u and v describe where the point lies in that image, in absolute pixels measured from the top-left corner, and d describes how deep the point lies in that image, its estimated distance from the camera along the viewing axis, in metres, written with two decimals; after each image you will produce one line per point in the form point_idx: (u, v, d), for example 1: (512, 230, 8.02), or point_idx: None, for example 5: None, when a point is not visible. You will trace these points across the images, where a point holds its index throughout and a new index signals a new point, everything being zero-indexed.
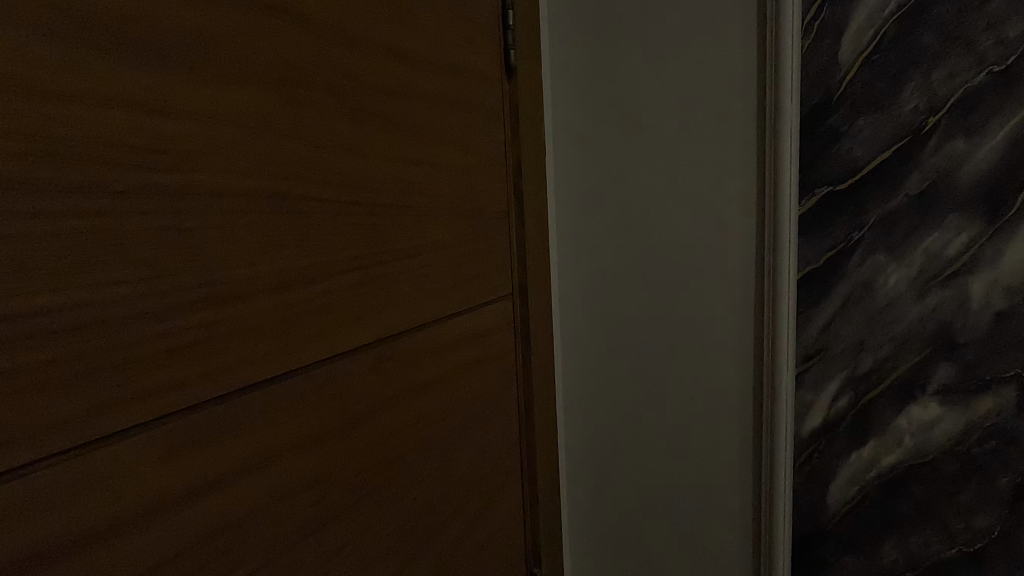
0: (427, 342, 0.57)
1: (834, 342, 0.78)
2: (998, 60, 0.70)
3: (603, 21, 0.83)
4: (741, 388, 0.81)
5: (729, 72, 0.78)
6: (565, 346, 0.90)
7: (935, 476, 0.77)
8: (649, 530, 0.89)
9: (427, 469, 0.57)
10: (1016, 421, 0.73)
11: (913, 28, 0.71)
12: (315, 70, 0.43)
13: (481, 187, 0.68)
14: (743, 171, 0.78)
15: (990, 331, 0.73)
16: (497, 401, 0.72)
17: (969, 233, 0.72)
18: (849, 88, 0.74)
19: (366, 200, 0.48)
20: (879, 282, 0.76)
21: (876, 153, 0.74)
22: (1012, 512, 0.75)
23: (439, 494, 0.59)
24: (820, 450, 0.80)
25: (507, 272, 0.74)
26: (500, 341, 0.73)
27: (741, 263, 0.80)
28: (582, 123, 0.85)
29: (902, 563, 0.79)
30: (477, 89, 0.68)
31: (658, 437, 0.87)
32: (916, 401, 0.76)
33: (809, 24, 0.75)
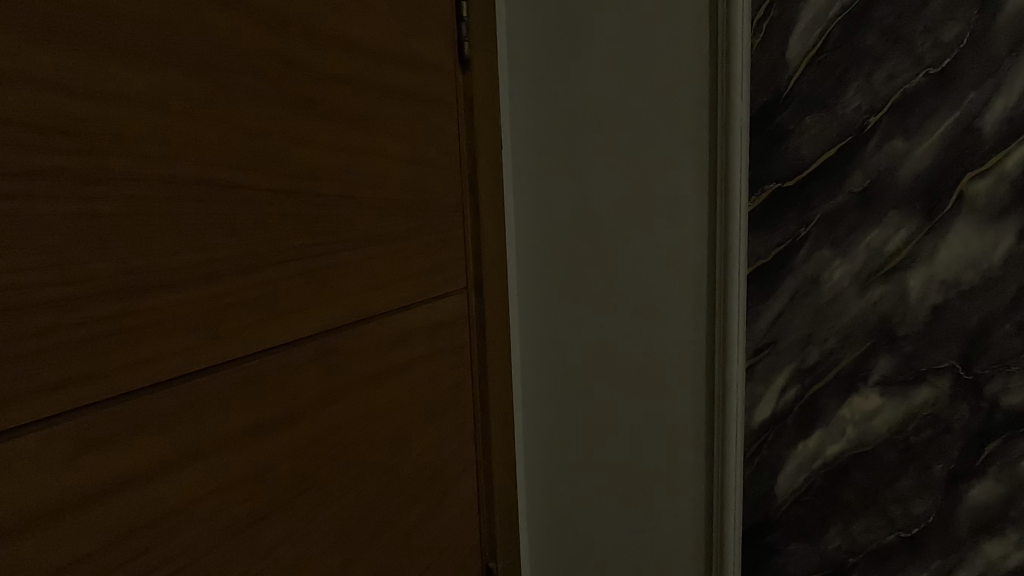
0: (373, 336, 0.57)
1: (782, 335, 0.80)
2: (935, 62, 0.71)
3: (560, 15, 0.83)
4: (694, 381, 0.83)
5: (683, 70, 0.79)
6: (525, 340, 0.91)
7: (876, 465, 0.79)
8: (604, 521, 0.90)
9: (371, 464, 0.56)
10: (951, 411, 0.76)
11: (856, 29, 0.73)
12: (250, 56, 0.42)
13: (434, 179, 0.68)
14: (696, 168, 0.79)
15: (927, 324, 0.75)
16: (450, 396, 0.72)
17: (907, 229, 0.75)
18: (796, 87, 0.76)
19: (307, 189, 0.47)
20: (825, 277, 0.78)
21: (821, 150, 0.76)
22: (947, 498, 0.77)
23: (385, 490, 0.59)
24: (769, 441, 0.82)
25: (461, 266, 0.74)
26: (454, 335, 0.73)
27: (694, 258, 0.81)
28: (539, 117, 0.85)
29: (845, 549, 0.81)
30: (430, 81, 0.67)
31: (614, 430, 0.88)
32: (858, 392, 0.79)
33: (759, 22, 0.76)
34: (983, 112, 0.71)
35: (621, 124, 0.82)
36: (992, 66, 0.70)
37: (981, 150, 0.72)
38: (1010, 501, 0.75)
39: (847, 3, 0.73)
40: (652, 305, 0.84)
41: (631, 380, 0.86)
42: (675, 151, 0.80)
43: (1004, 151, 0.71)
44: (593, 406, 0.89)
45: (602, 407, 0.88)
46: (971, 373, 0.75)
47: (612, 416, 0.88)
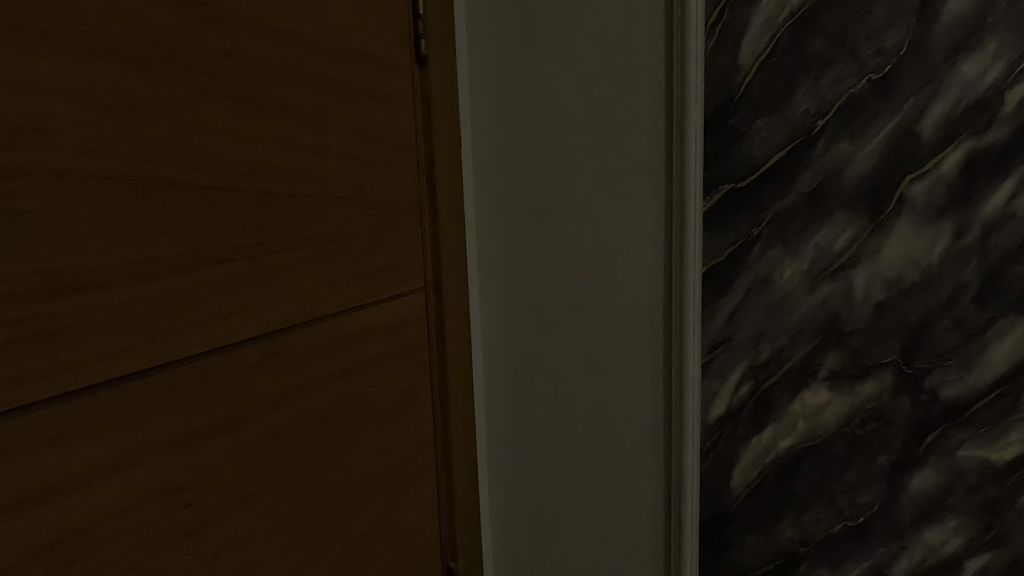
0: (325, 336, 0.56)
1: (736, 332, 0.82)
2: (877, 68, 0.74)
3: (518, 15, 0.83)
4: (652, 378, 0.84)
5: (639, 72, 0.80)
6: (486, 340, 0.91)
7: (825, 457, 0.82)
8: (565, 518, 0.91)
9: (324, 465, 0.56)
10: (894, 404, 0.78)
11: (804, 35, 0.75)
12: (189, 50, 0.41)
13: (389, 178, 0.67)
14: (653, 169, 0.81)
15: (872, 320, 0.78)
16: (407, 396, 0.71)
17: (853, 229, 0.77)
18: (748, 90, 0.78)
19: (252, 187, 0.46)
20: (776, 276, 0.80)
21: (772, 152, 0.78)
22: (890, 488, 0.80)
23: (338, 491, 0.58)
24: (724, 436, 0.84)
25: (419, 265, 0.74)
26: (411, 335, 0.72)
27: (651, 256, 0.82)
28: (499, 117, 0.86)
29: (797, 540, 0.84)
30: (385, 78, 0.67)
31: (574, 429, 0.88)
32: (808, 387, 0.81)
33: (713, 26, 0.78)
34: (921, 117, 0.74)
35: (579, 124, 0.82)
36: (930, 73, 0.73)
37: (920, 154, 0.74)
38: (949, 490, 0.78)
39: (795, 10, 0.75)
40: (611, 305, 0.84)
41: (590, 379, 0.87)
42: (632, 152, 0.81)
43: (941, 154, 0.74)
44: (553, 405, 0.89)
45: (563, 406, 0.88)
46: (912, 368, 0.77)
47: (572, 415, 0.88)
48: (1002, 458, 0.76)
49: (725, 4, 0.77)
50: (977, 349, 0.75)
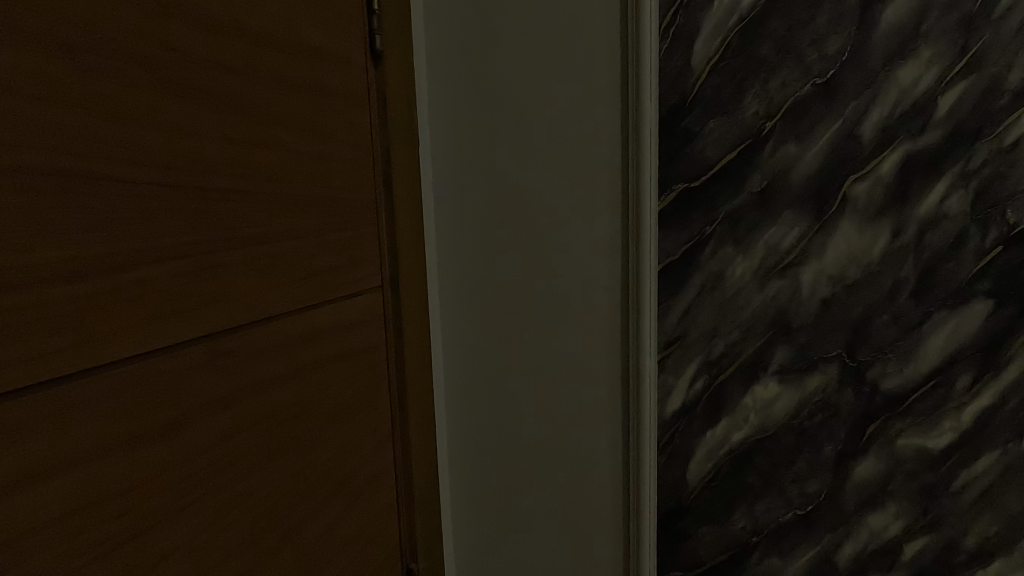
0: (275, 336, 0.55)
1: (690, 329, 0.84)
2: (821, 73, 0.77)
3: (475, 14, 0.83)
4: (610, 374, 0.85)
5: (596, 73, 0.81)
6: (446, 339, 0.91)
7: (775, 448, 0.84)
8: (525, 515, 0.91)
9: (275, 468, 0.54)
10: (839, 396, 0.81)
11: (753, 39, 0.78)
12: (126, 41, 0.40)
13: (342, 175, 0.66)
14: (609, 170, 0.82)
15: (818, 315, 0.81)
16: (364, 396, 0.71)
17: (800, 227, 0.80)
18: (700, 92, 0.80)
19: (193, 182, 0.45)
20: (728, 273, 0.82)
21: (723, 152, 0.80)
22: (836, 477, 0.83)
23: (291, 493, 0.57)
24: (680, 430, 0.86)
25: (374, 263, 0.73)
26: (367, 334, 0.72)
27: (608, 255, 0.83)
28: (457, 116, 0.85)
29: (749, 529, 0.86)
30: (338, 74, 0.66)
31: (534, 427, 0.89)
32: (759, 381, 0.83)
33: (666, 29, 0.79)
34: (862, 120, 0.77)
35: (537, 124, 0.83)
36: (869, 79, 0.76)
37: (861, 156, 0.77)
38: (889, 477, 0.81)
39: (744, 15, 0.78)
40: (570, 304, 0.85)
41: (550, 377, 0.87)
42: (589, 153, 0.82)
43: (881, 156, 0.77)
44: (514, 403, 0.89)
45: (523, 405, 0.89)
46: (855, 360, 0.80)
47: (533, 413, 0.89)
48: (938, 445, 0.80)
49: (678, 7, 0.79)
50: (914, 342, 0.79)
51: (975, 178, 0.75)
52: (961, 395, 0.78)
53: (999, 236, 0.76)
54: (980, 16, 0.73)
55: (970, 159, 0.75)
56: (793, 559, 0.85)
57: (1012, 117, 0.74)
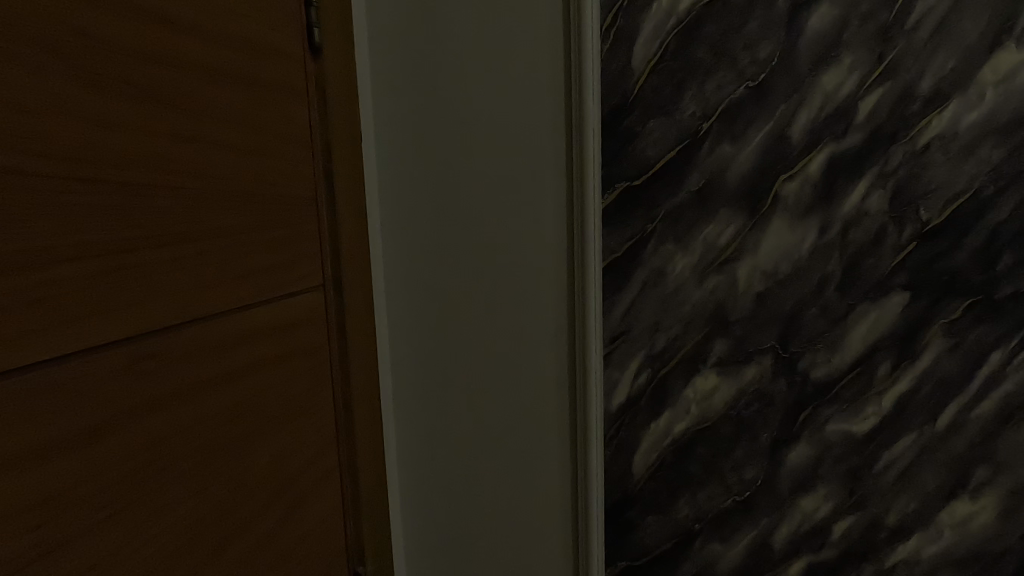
0: (209, 337, 0.53)
1: (634, 324, 0.86)
2: (753, 76, 0.80)
3: (420, 14, 0.84)
4: (558, 371, 0.87)
5: (538, 73, 0.82)
6: (393, 339, 0.90)
7: (715, 438, 0.87)
8: (476, 514, 0.91)
9: (210, 473, 0.53)
10: (773, 386, 0.85)
11: (690, 42, 0.80)
12: (33, 28, 0.38)
13: (280, 171, 0.65)
14: (554, 168, 0.83)
15: (753, 309, 0.84)
16: (306, 398, 0.69)
17: (736, 224, 0.83)
18: (642, 92, 0.82)
19: (110, 177, 0.43)
20: (669, 269, 0.85)
21: (663, 152, 0.82)
22: (771, 463, 0.86)
23: (229, 498, 0.55)
24: (626, 423, 0.89)
25: (316, 262, 0.72)
26: (310, 335, 0.71)
27: (555, 252, 0.84)
28: (401, 116, 0.85)
29: (692, 517, 0.89)
30: (274, 66, 0.64)
31: (484, 426, 0.89)
32: (699, 373, 0.86)
33: (607, 30, 0.81)
34: (791, 123, 0.80)
35: (482, 123, 0.83)
36: (797, 83, 0.79)
37: (790, 157, 0.80)
38: (819, 461, 0.85)
39: (681, 18, 0.80)
40: (517, 302, 0.86)
41: (498, 374, 0.88)
42: (534, 151, 0.83)
43: (809, 156, 0.80)
44: (462, 402, 0.89)
45: (471, 403, 0.89)
46: (788, 351, 0.84)
47: (482, 412, 0.89)
48: (862, 429, 0.83)
49: (618, 9, 0.81)
50: (841, 332, 0.82)
51: (892, 179, 0.79)
52: (881, 381, 0.82)
53: (913, 232, 0.79)
54: (894, 26, 0.76)
55: (886, 161, 0.78)
56: (733, 544, 0.89)
57: (924, 121, 0.77)
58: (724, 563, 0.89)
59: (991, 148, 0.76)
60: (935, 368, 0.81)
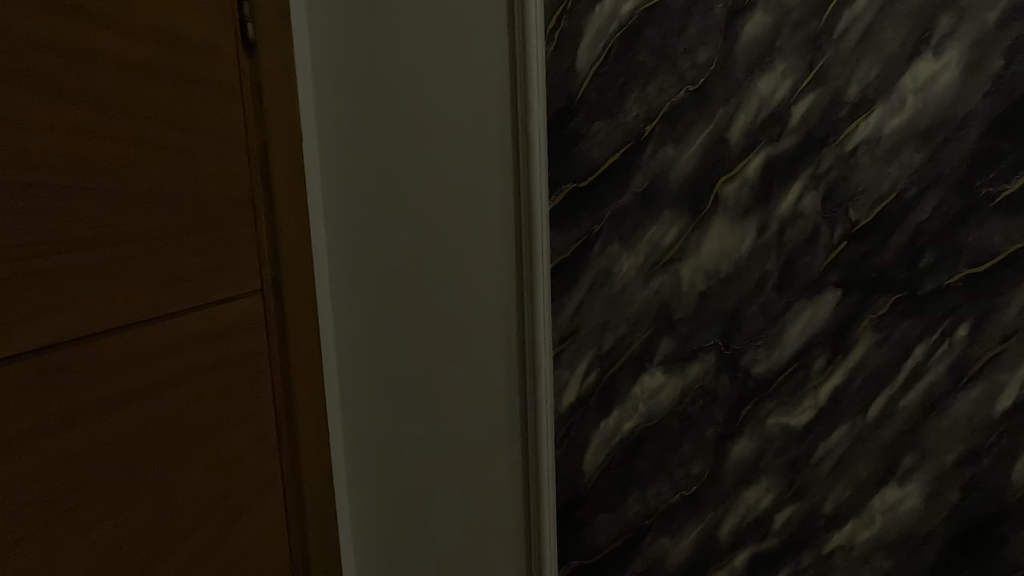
0: (133, 345, 0.54)
1: (582, 324, 0.87)
2: (693, 80, 0.82)
3: (363, 13, 0.83)
4: (508, 372, 0.86)
5: (481, 72, 0.81)
6: (340, 341, 0.89)
7: (663, 434, 0.89)
8: (426, 518, 0.90)
9: (136, 479, 0.54)
10: (717, 382, 0.87)
11: (631, 46, 0.82)
12: None
13: (212, 172, 0.64)
14: (501, 168, 0.83)
15: (696, 307, 0.86)
16: (245, 406, 0.69)
17: (679, 225, 0.84)
18: (586, 95, 0.83)
19: (14, 181, 0.44)
20: (615, 269, 0.86)
21: (608, 153, 0.84)
22: (717, 457, 0.88)
23: (158, 506, 0.56)
24: (576, 422, 0.89)
25: (253, 265, 0.71)
26: (249, 341, 0.70)
27: (503, 253, 0.84)
28: (344, 116, 0.85)
29: (642, 513, 0.90)
30: (200, 61, 0.63)
31: (432, 427, 0.88)
32: (646, 371, 0.88)
33: (552, 32, 0.82)
34: (729, 126, 0.82)
35: (426, 123, 0.83)
36: (734, 87, 0.81)
37: (729, 159, 0.83)
38: (761, 454, 0.88)
39: (624, 22, 0.82)
40: (465, 304, 0.85)
41: (445, 377, 0.87)
42: (480, 151, 0.83)
43: (746, 159, 0.82)
44: (410, 404, 0.88)
45: (419, 405, 0.88)
46: (730, 348, 0.86)
47: (431, 414, 0.88)
48: (800, 422, 0.86)
49: (562, 12, 0.82)
50: (779, 328, 0.85)
51: (824, 180, 0.82)
52: (817, 374, 0.85)
53: (844, 232, 0.82)
54: (823, 35, 0.79)
55: (818, 164, 0.81)
56: (681, 538, 0.90)
57: (852, 125, 0.80)
58: (673, 557, 0.91)
59: (913, 152, 0.79)
60: (865, 361, 0.84)
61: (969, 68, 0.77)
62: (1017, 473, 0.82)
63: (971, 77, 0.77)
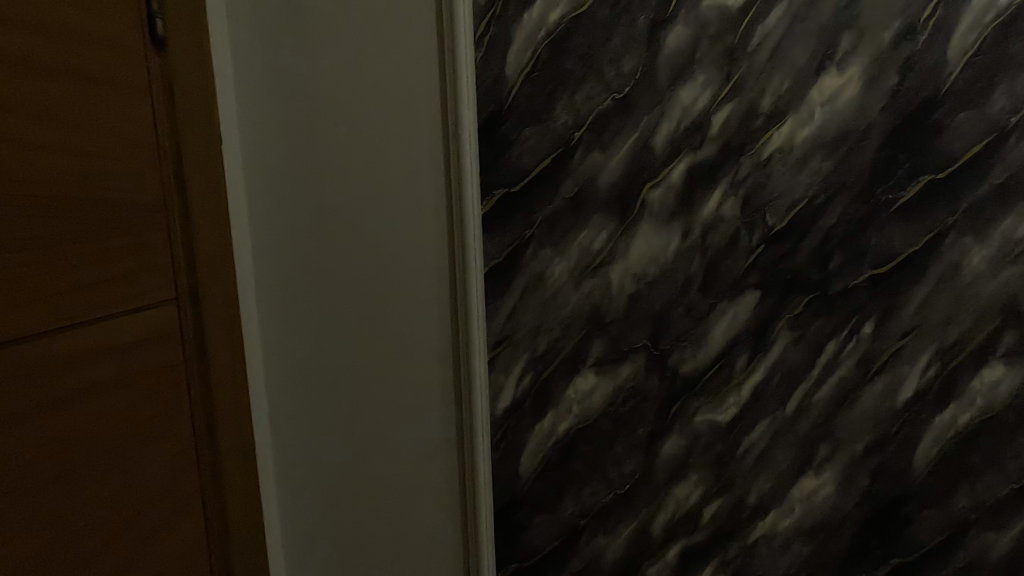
0: (20, 356, 0.54)
1: (517, 328, 0.88)
2: (619, 89, 0.84)
3: (286, 18, 0.83)
4: (443, 373, 0.87)
5: (409, 77, 0.82)
6: (266, 339, 0.89)
7: (596, 435, 0.90)
8: (356, 514, 0.91)
9: (23, 488, 0.54)
10: (646, 382, 0.89)
11: (559, 54, 0.83)
12: None
13: (110, 178, 0.63)
14: (432, 171, 0.83)
15: (626, 310, 0.88)
16: (154, 419, 0.67)
17: (608, 229, 0.86)
18: (516, 101, 0.84)
19: None
20: (548, 274, 0.87)
21: (538, 159, 0.85)
22: (648, 456, 0.91)
23: (48, 514, 0.57)
24: (512, 426, 0.90)
25: (166, 274, 0.69)
26: (159, 352, 0.68)
27: (436, 257, 0.85)
28: (267, 115, 0.85)
29: (578, 513, 0.92)
30: (95, 59, 0.62)
31: (361, 424, 0.89)
32: (579, 373, 0.89)
33: (481, 37, 0.83)
34: (654, 134, 0.85)
35: (351, 124, 0.84)
36: (658, 97, 0.84)
37: (654, 165, 0.85)
38: (690, 451, 0.91)
39: (551, 30, 0.83)
40: (394, 305, 0.86)
41: (373, 374, 0.88)
42: (410, 155, 0.83)
43: (671, 166, 0.85)
44: (338, 401, 0.89)
45: (347, 404, 0.89)
46: (659, 349, 0.89)
47: (359, 411, 0.89)
48: (725, 418, 0.90)
49: (491, 18, 0.83)
50: (704, 329, 0.88)
51: (742, 187, 0.86)
52: (740, 372, 0.89)
53: (762, 236, 0.86)
54: (739, 48, 0.83)
55: (737, 171, 0.85)
56: (616, 536, 0.92)
57: (766, 135, 0.84)
58: (609, 555, 0.93)
59: (821, 160, 0.84)
60: (783, 358, 0.88)
61: (868, 83, 0.83)
62: (918, 459, 0.88)
63: (871, 90, 0.83)
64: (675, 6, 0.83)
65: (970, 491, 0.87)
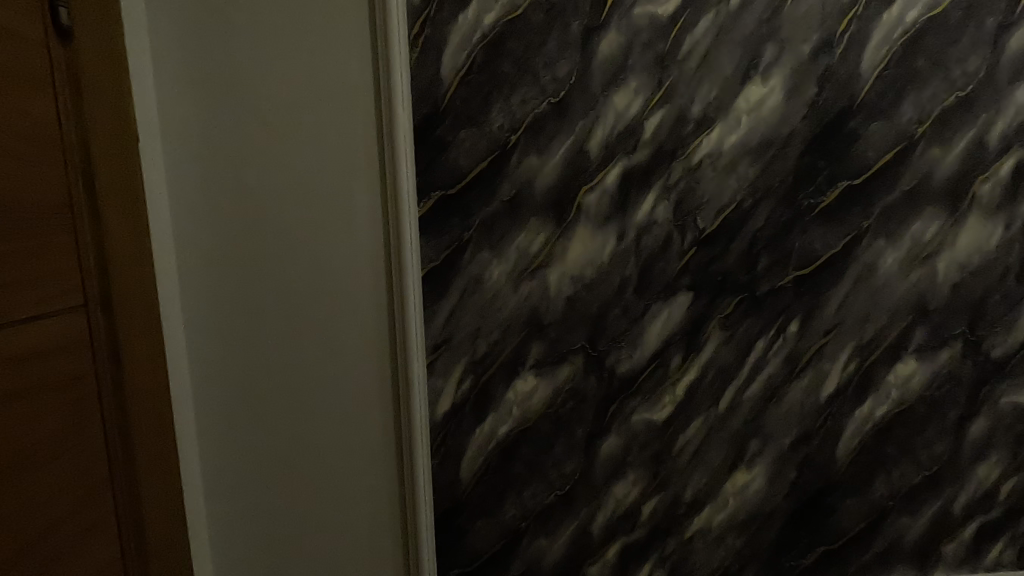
0: None
1: (455, 332, 0.87)
2: (554, 93, 0.85)
3: (209, 11, 0.80)
4: (381, 374, 0.86)
5: (342, 74, 0.81)
6: (192, 342, 0.85)
7: (536, 436, 0.91)
8: (290, 522, 0.88)
9: None
10: (585, 383, 0.90)
11: (495, 57, 0.83)
12: None
13: (19, 175, 0.59)
14: (365, 171, 0.82)
15: (564, 313, 0.89)
16: (63, 430, 0.64)
17: (545, 232, 0.87)
18: (451, 104, 0.83)
19: None
20: (486, 276, 0.86)
21: (475, 162, 0.84)
22: (587, 456, 0.92)
23: None
24: (451, 431, 0.89)
25: (75, 277, 0.66)
26: (67, 359, 0.65)
27: (370, 257, 0.84)
28: (190, 108, 0.81)
29: (519, 516, 0.91)
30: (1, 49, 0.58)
31: (295, 428, 0.87)
32: (519, 375, 0.89)
33: (415, 38, 0.82)
34: (589, 138, 0.86)
35: (281, 120, 0.81)
36: (592, 101, 0.85)
37: (590, 169, 0.86)
38: (627, 450, 0.92)
39: (486, 33, 0.83)
40: (328, 306, 0.85)
41: (307, 377, 0.86)
42: (343, 153, 0.82)
43: (606, 170, 0.87)
44: (270, 406, 0.86)
45: (281, 408, 0.86)
46: (596, 351, 0.90)
47: (293, 415, 0.87)
48: (661, 417, 0.92)
49: (425, 19, 0.82)
50: (639, 330, 0.90)
51: (674, 191, 0.88)
52: (674, 372, 0.91)
53: (693, 239, 0.89)
54: (670, 56, 0.85)
55: (669, 176, 0.87)
56: (557, 537, 0.93)
57: (696, 141, 0.87)
58: (550, 557, 0.93)
59: (748, 166, 0.88)
60: (715, 358, 0.91)
61: (790, 93, 0.86)
62: (841, 450, 0.92)
63: (793, 100, 0.86)
64: (608, 14, 0.84)
65: (887, 479, 0.92)
